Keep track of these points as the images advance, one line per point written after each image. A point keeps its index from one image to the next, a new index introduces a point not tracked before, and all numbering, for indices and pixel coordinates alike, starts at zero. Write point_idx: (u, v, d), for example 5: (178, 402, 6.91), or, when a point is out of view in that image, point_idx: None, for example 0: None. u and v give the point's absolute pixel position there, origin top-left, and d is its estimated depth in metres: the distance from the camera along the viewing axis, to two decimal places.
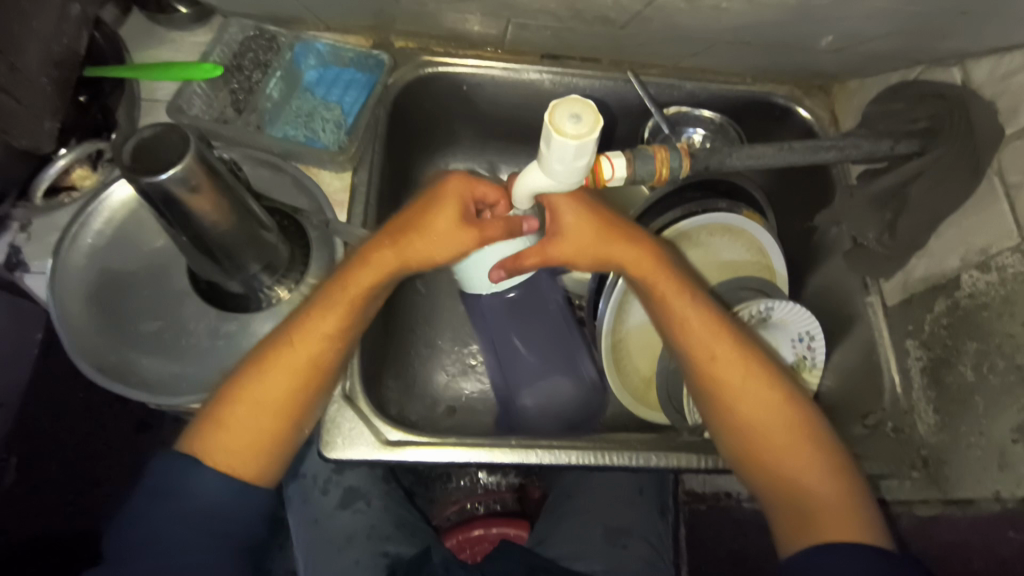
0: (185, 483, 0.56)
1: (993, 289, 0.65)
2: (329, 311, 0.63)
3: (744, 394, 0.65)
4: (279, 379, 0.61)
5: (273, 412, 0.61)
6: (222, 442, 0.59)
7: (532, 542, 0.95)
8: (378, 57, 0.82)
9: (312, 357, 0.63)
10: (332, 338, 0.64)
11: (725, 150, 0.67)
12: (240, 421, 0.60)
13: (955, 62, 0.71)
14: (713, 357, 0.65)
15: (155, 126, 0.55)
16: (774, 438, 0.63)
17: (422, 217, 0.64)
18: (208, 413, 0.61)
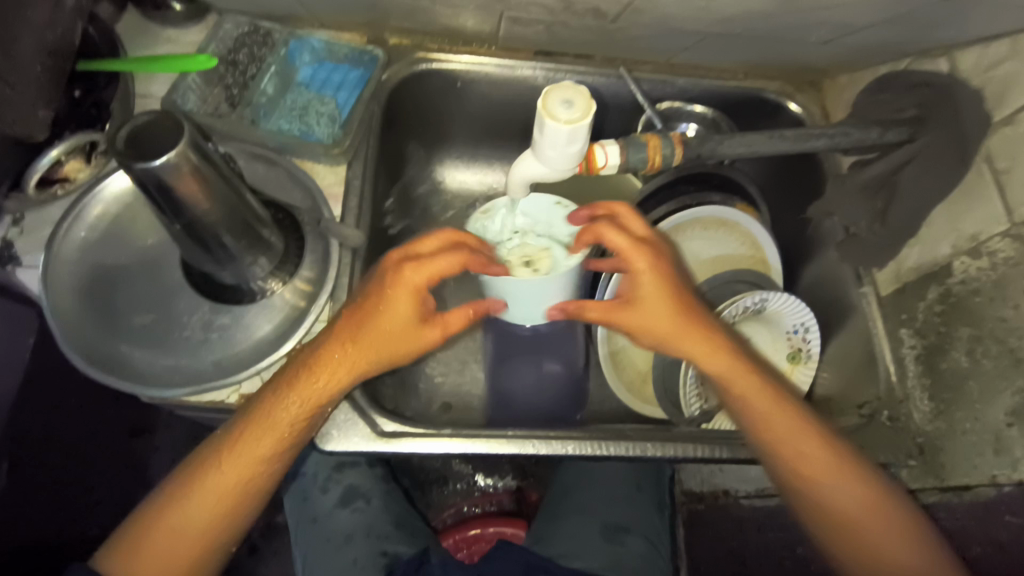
0: None
1: (984, 274, 0.65)
2: (251, 446, 0.60)
3: (825, 475, 0.63)
4: (200, 504, 0.59)
5: (193, 542, 0.60)
6: (130, 570, 0.58)
7: (532, 540, 0.93)
8: (373, 52, 0.83)
9: (242, 480, 0.60)
10: (264, 467, 0.61)
11: (717, 138, 0.68)
12: (155, 548, 0.59)
13: (942, 52, 0.72)
14: (773, 437, 0.64)
15: (148, 113, 0.55)
16: (868, 526, 0.62)
17: (374, 314, 0.60)
18: (128, 532, 0.60)
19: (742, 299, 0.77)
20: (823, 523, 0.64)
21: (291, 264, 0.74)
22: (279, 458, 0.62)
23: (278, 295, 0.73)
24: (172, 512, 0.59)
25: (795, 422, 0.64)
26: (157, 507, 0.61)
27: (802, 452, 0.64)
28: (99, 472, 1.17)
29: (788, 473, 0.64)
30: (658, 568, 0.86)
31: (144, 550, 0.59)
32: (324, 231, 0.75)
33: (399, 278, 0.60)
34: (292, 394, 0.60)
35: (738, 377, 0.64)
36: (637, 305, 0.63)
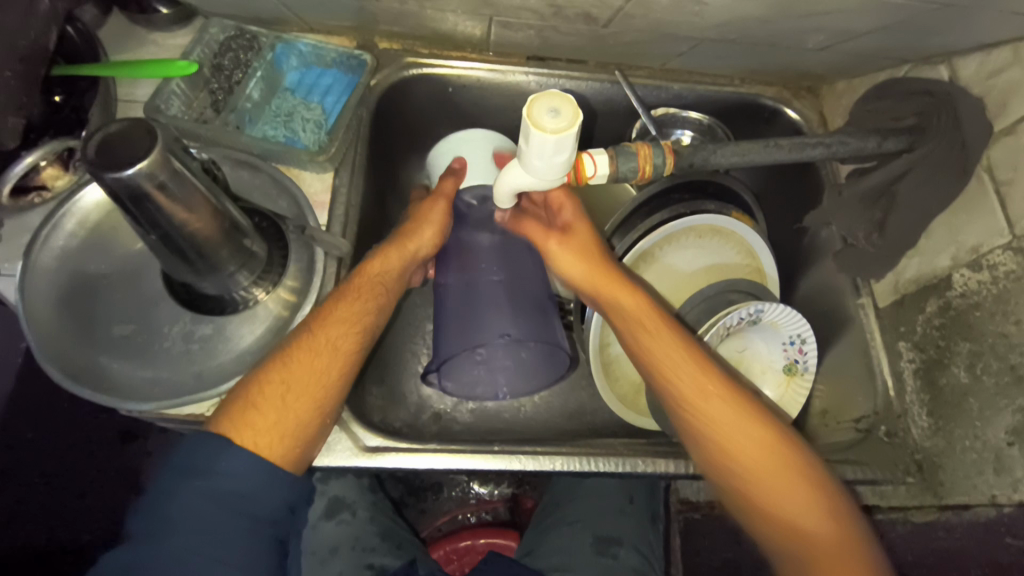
0: (216, 463, 0.55)
1: (984, 288, 0.64)
2: (356, 298, 0.67)
3: (729, 428, 0.63)
4: (304, 355, 0.63)
5: (308, 393, 0.62)
6: (250, 421, 0.59)
7: (521, 552, 0.93)
8: (361, 57, 0.80)
9: (349, 326, 0.65)
10: (366, 316, 0.67)
11: (711, 147, 0.66)
12: (271, 402, 0.60)
13: (942, 59, 0.71)
14: (708, 399, 0.64)
15: (122, 121, 0.53)
16: (772, 482, 0.62)
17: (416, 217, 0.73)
18: (233, 397, 0.60)
19: (735, 310, 0.74)
20: (738, 498, 0.63)
21: (275, 273, 0.72)
22: (374, 323, 0.68)
23: (262, 305, 0.71)
24: (279, 372, 0.62)
25: (725, 395, 0.64)
26: (257, 377, 0.62)
27: (708, 403, 0.64)
28: (89, 479, 1.15)
29: (707, 443, 0.64)
30: None
31: (259, 405, 0.60)
32: (309, 240, 0.74)
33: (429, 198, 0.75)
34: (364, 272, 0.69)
35: (645, 316, 0.66)
36: (569, 230, 0.68)
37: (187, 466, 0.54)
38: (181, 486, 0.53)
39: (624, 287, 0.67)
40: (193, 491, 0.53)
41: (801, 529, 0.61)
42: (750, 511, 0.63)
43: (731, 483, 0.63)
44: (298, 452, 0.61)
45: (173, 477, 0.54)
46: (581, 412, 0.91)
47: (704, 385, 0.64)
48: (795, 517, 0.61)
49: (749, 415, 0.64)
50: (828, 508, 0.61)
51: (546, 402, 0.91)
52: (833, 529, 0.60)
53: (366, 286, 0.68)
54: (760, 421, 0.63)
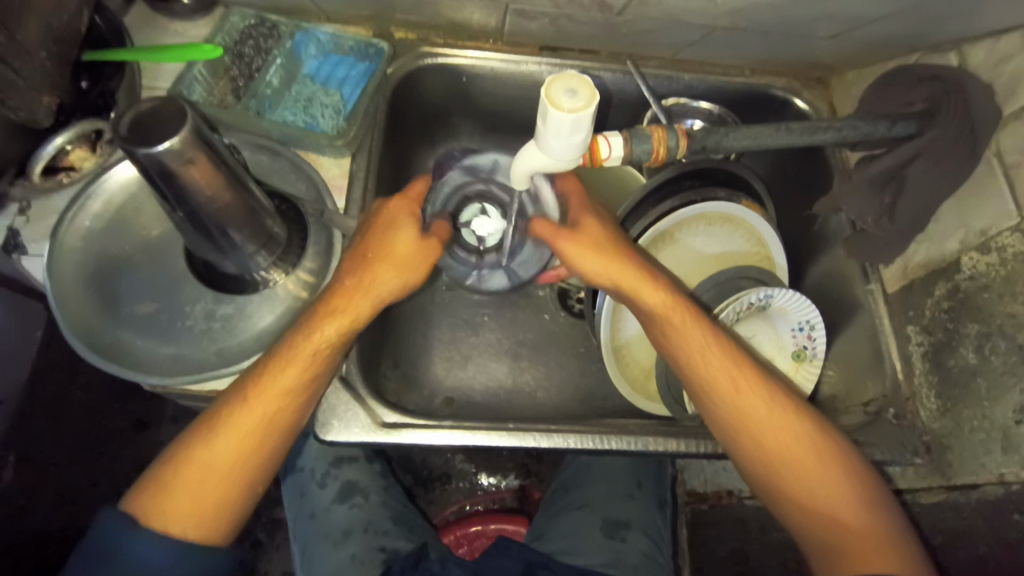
0: (119, 547, 0.58)
1: (993, 270, 0.64)
2: (278, 371, 0.63)
3: (756, 414, 0.66)
4: (224, 445, 0.62)
5: (222, 479, 0.62)
6: (162, 505, 0.61)
7: (532, 536, 0.94)
8: (379, 46, 0.82)
9: (270, 408, 0.62)
10: (289, 399, 0.63)
11: (722, 131, 0.67)
12: (183, 488, 0.61)
13: (951, 46, 0.72)
14: (735, 386, 0.66)
15: (152, 99, 0.55)
16: (809, 469, 0.64)
17: (381, 233, 0.66)
18: (155, 473, 0.62)
19: (746, 296, 0.75)
20: (777, 495, 0.65)
21: (294, 255, 0.74)
22: (300, 402, 0.64)
23: (280, 285, 0.73)
24: (199, 449, 0.62)
25: (759, 384, 0.66)
26: (180, 446, 0.63)
27: (740, 392, 0.66)
28: (104, 465, 1.17)
29: (737, 429, 0.66)
30: (659, 567, 0.85)
31: (177, 476, 0.61)
32: (328, 222, 0.75)
33: (401, 199, 0.68)
34: (329, 303, 0.64)
35: (670, 306, 0.67)
36: (582, 231, 0.68)
37: (100, 551, 0.58)
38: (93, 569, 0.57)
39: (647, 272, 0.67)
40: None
41: (840, 525, 0.62)
42: (789, 510, 0.65)
43: (768, 476, 0.65)
44: (215, 529, 0.63)
45: (87, 560, 0.58)
46: (591, 397, 0.92)
47: (731, 371, 0.66)
48: (835, 510, 0.63)
49: (778, 403, 0.66)
50: (868, 503, 0.63)
51: (557, 387, 0.92)
52: (871, 521, 0.62)
53: (338, 310, 0.64)
54: (795, 412, 0.66)
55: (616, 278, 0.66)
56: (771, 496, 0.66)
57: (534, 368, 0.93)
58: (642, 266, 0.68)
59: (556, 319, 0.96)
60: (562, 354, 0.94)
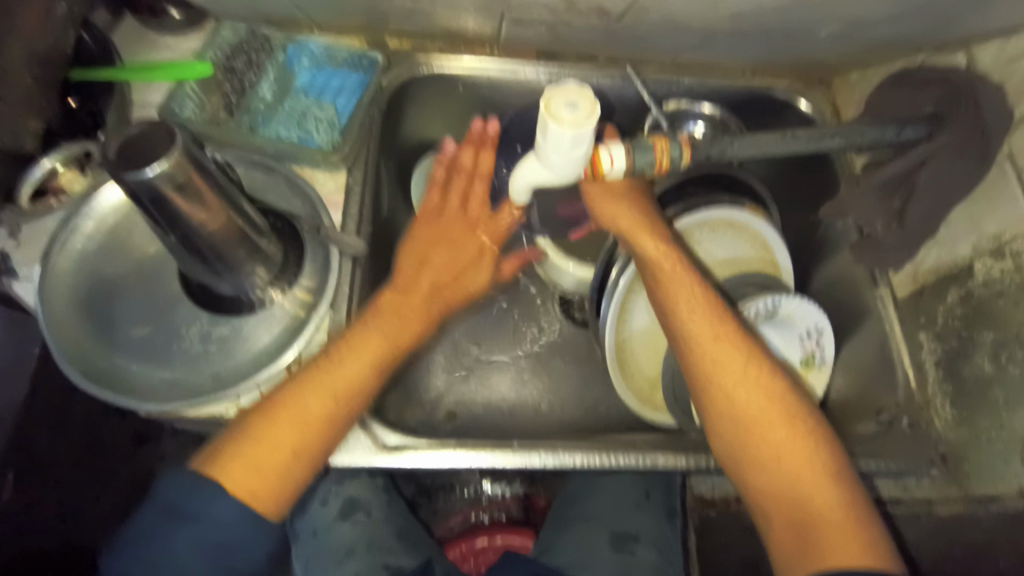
0: (206, 509, 0.54)
1: (1008, 276, 0.63)
2: (359, 360, 0.64)
3: (736, 374, 0.63)
4: (308, 425, 0.60)
5: (299, 456, 0.60)
6: (241, 479, 0.57)
7: (538, 549, 0.91)
8: (373, 57, 0.81)
9: (345, 399, 0.63)
10: (360, 400, 0.64)
11: (727, 139, 0.65)
12: (266, 460, 0.58)
13: (959, 46, 0.70)
14: (711, 342, 0.64)
15: (141, 122, 0.53)
16: (774, 430, 0.61)
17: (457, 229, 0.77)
18: (232, 439, 0.59)
19: (752, 304, 0.75)
20: (741, 459, 0.62)
21: (291, 273, 0.72)
22: (369, 393, 0.65)
23: (278, 305, 0.71)
24: (280, 429, 0.60)
25: (743, 344, 0.65)
26: (253, 422, 0.60)
27: (713, 341, 0.64)
28: (105, 482, 1.15)
29: (709, 384, 0.64)
30: None
31: (253, 459, 0.58)
32: (324, 239, 0.73)
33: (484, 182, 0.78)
34: (404, 300, 0.70)
35: (665, 259, 0.67)
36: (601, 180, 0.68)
37: (176, 508, 0.54)
38: (162, 530, 0.53)
39: (644, 226, 0.69)
40: (179, 535, 0.53)
41: (801, 492, 0.58)
42: (750, 475, 0.61)
43: (730, 432, 0.63)
44: (284, 505, 0.59)
45: (159, 518, 0.54)
46: (595, 406, 0.91)
47: (714, 328, 0.65)
48: (798, 475, 0.59)
49: (755, 363, 0.64)
50: (834, 474, 0.59)
51: (561, 398, 0.91)
52: (838, 497, 0.58)
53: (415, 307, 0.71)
54: (773, 374, 0.64)
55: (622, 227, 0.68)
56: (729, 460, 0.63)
57: (538, 378, 0.91)
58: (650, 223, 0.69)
59: (558, 329, 0.94)
60: (565, 364, 0.93)
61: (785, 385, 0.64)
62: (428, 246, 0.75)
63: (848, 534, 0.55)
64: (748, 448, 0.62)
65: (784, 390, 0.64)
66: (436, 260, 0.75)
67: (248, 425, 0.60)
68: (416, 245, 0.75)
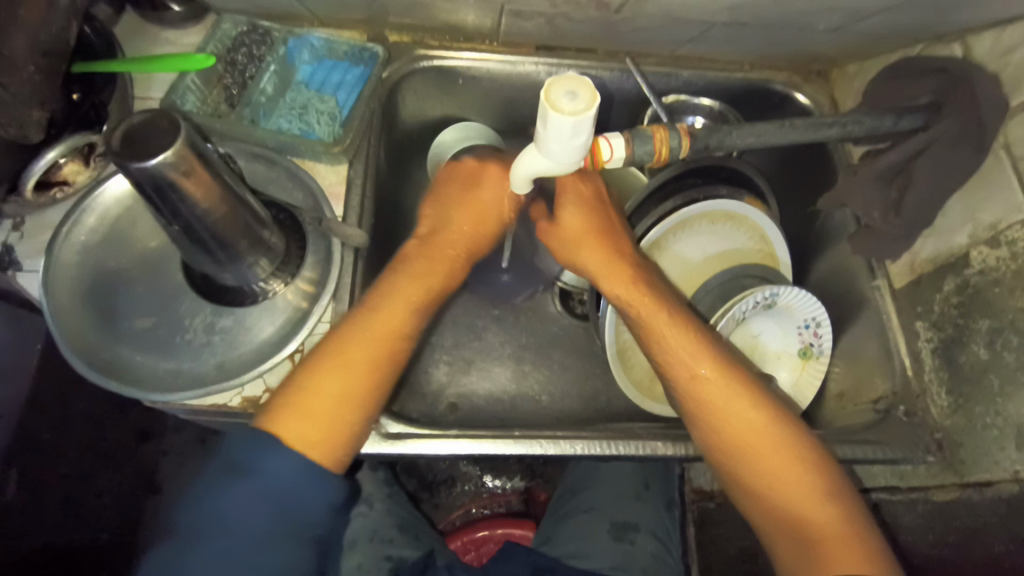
0: (256, 467, 0.58)
1: (1003, 264, 0.64)
2: (401, 307, 0.66)
3: (724, 407, 0.64)
4: (356, 374, 0.62)
5: (352, 402, 0.62)
6: (300, 431, 0.60)
7: (538, 541, 0.92)
8: (373, 50, 0.81)
9: (387, 346, 0.64)
10: (401, 340, 0.65)
11: (726, 129, 0.66)
12: (316, 408, 0.61)
13: (956, 37, 0.71)
14: (692, 381, 0.65)
15: (144, 112, 0.54)
16: (768, 457, 0.62)
17: (495, 191, 0.71)
18: (288, 392, 0.61)
19: (752, 295, 0.74)
20: (739, 485, 0.64)
21: (293, 265, 0.73)
22: (410, 338, 0.67)
23: (280, 296, 0.72)
24: (328, 377, 0.62)
25: (725, 375, 0.65)
26: (304, 374, 0.62)
27: (699, 377, 0.65)
28: (107, 478, 1.16)
29: (704, 419, 0.64)
30: (669, 568, 0.84)
31: (307, 411, 0.60)
32: (325, 231, 0.74)
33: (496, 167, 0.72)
34: (432, 252, 0.70)
35: (637, 299, 0.67)
36: (562, 226, 0.69)
37: (233, 465, 0.59)
38: (225, 486, 0.59)
39: (624, 266, 0.68)
40: (237, 489, 0.59)
41: (797, 517, 0.60)
42: (751, 501, 0.63)
43: (729, 464, 0.64)
44: (338, 455, 0.62)
45: (218, 475, 0.60)
46: (595, 398, 0.91)
47: (700, 363, 0.65)
48: (794, 500, 0.61)
49: (742, 393, 0.64)
50: (829, 494, 0.61)
51: (561, 389, 0.91)
52: (834, 516, 0.60)
53: (426, 268, 0.68)
54: (755, 403, 0.64)
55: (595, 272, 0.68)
56: (730, 486, 0.65)
57: (539, 370, 0.92)
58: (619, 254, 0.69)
59: (558, 321, 0.95)
60: (566, 356, 0.94)
61: (772, 408, 0.65)
62: (451, 186, 0.73)
63: (849, 553, 0.58)
64: (742, 478, 0.63)
65: (770, 415, 0.64)
66: (456, 220, 0.71)
67: (297, 371, 0.62)
68: (435, 189, 0.74)
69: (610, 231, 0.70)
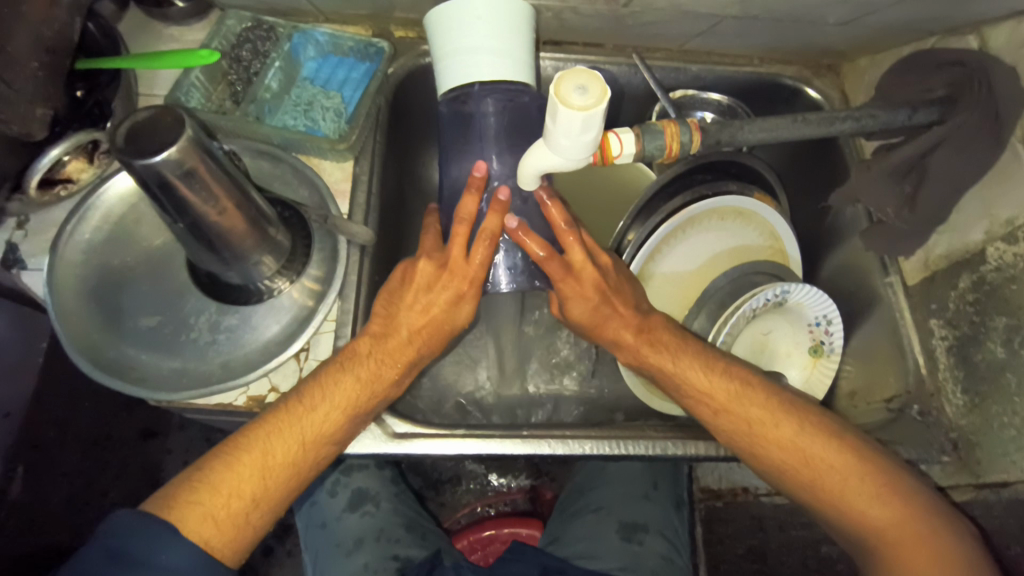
0: (150, 556, 0.51)
1: (1021, 260, 0.63)
2: (329, 404, 0.62)
3: (755, 423, 0.66)
4: (273, 468, 0.59)
5: (259, 498, 0.59)
6: (206, 514, 0.56)
7: (544, 541, 0.93)
8: (379, 45, 0.80)
9: (309, 443, 0.61)
10: (327, 439, 0.62)
11: (737, 124, 0.65)
12: (224, 499, 0.57)
13: (971, 29, 0.69)
14: (718, 410, 0.67)
15: (149, 109, 0.53)
16: (822, 472, 0.63)
17: (447, 306, 0.66)
18: (189, 482, 0.57)
19: (763, 292, 0.72)
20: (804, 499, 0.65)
21: (299, 263, 0.72)
22: (339, 438, 0.64)
23: (286, 294, 0.71)
24: (243, 469, 0.58)
25: (752, 393, 0.67)
26: (213, 465, 0.58)
27: (724, 397, 0.67)
28: (114, 477, 1.16)
29: (738, 438, 0.67)
30: (678, 568, 0.84)
31: (212, 500, 0.57)
32: (331, 228, 0.73)
33: (468, 278, 0.66)
34: (368, 340, 0.66)
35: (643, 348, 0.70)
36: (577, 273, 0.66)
37: (121, 553, 0.51)
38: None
39: (619, 317, 0.69)
40: None
41: (861, 519, 0.62)
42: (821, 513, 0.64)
43: (781, 479, 0.66)
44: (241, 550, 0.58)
45: (100, 565, 0.51)
46: (603, 397, 0.90)
47: (711, 385, 0.67)
48: (845, 499, 0.62)
49: (762, 406, 0.66)
50: (888, 497, 0.61)
51: (569, 388, 0.91)
52: (898, 516, 0.60)
53: (385, 352, 0.66)
54: (777, 419, 0.66)
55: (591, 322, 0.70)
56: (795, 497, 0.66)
57: (546, 368, 0.91)
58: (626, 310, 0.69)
59: None
60: (573, 354, 0.93)
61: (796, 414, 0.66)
62: (402, 279, 0.68)
63: (918, 545, 0.59)
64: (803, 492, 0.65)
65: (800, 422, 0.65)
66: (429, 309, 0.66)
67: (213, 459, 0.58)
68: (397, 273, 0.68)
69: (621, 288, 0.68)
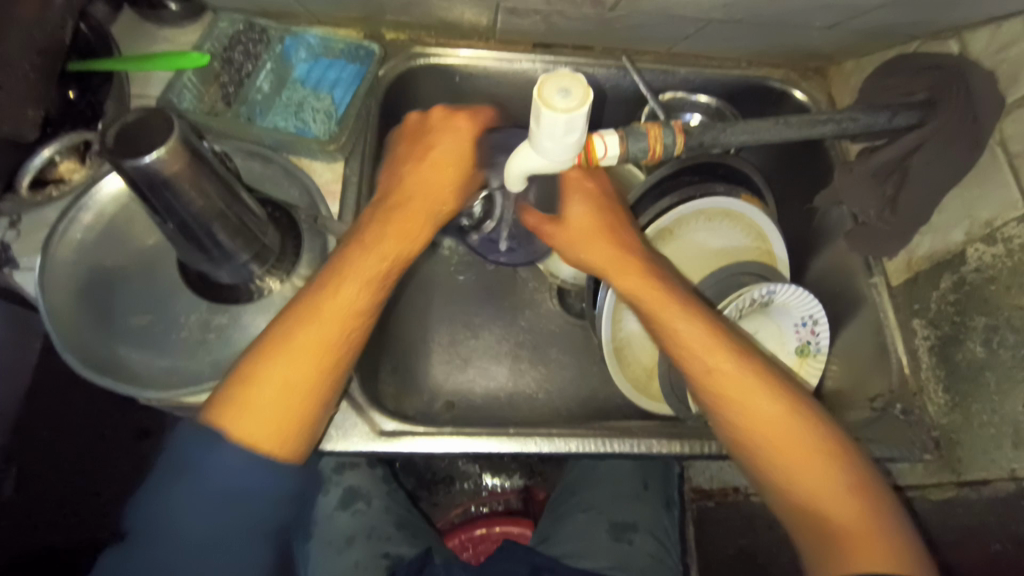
0: (198, 464, 0.61)
1: (999, 261, 0.64)
2: (353, 284, 0.63)
3: (748, 398, 0.63)
4: (305, 357, 0.60)
5: (303, 394, 0.60)
6: (248, 419, 0.58)
7: (537, 540, 0.91)
8: (369, 48, 0.81)
9: (342, 323, 0.62)
10: (358, 317, 0.63)
11: (721, 126, 0.66)
12: (264, 401, 0.59)
13: (952, 34, 0.71)
14: (714, 376, 0.64)
15: (137, 111, 0.54)
16: (795, 458, 0.62)
17: (449, 153, 0.70)
18: (231, 387, 0.60)
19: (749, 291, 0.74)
20: (768, 481, 0.63)
21: (289, 263, 0.73)
22: (370, 315, 0.64)
23: (277, 294, 0.72)
24: (276, 363, 0.60)
25: (746, 363, 0.64)
26: (247, 367, 0.60)
27: (723, 367, 0.64)
28: (107, 478, 1.16)
29: (727, 407, 0.64)
30: (667, 566, 0.84)
31: (254, 402, 0.59)
32: (322, 229, 0.74)
33: (464, 121, 0.71)
34: (390, 222, 0.67)
35: (647, 293, 0.67)
36: (567, 218, 0.69)
37: (179, 463, 0.63)
38: (175, 481, 0.63)
39: (625, 255, 0.69)
40: (184, 486, 0.62)
41: (819, 511, 0.60)
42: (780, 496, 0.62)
43: (755, 459, 0.63)
44: (300, 443, 0.61)
45: (170, 473, 0.63)
46: (593, 397, 0.91)
47: (714, 352, 0.64)
48: (818, 501, 0.60)
49: (762, 382, 0.64)
50: (855, 488, 0.60)
51: (559, 387, 0.91)
52: (858, 512, 0.59)
53: (397, 237, 0.66)
54: (774, 395, 0.63)
55: (597, 261, 0.69)
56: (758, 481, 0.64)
57: (536, 368, 0.92)
58: (623, 253, 0.69)
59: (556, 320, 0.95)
60: (563, 353, 0.94)
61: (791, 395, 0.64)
62: (407, 165, 0.71)
63: (872, 539, 0.58)
64: (774, 476, 0.62)
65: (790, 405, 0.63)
66: (427, 187, 0.69)
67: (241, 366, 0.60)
68: (400, 158, 0.72)
69: (614, 228, 0.70)
